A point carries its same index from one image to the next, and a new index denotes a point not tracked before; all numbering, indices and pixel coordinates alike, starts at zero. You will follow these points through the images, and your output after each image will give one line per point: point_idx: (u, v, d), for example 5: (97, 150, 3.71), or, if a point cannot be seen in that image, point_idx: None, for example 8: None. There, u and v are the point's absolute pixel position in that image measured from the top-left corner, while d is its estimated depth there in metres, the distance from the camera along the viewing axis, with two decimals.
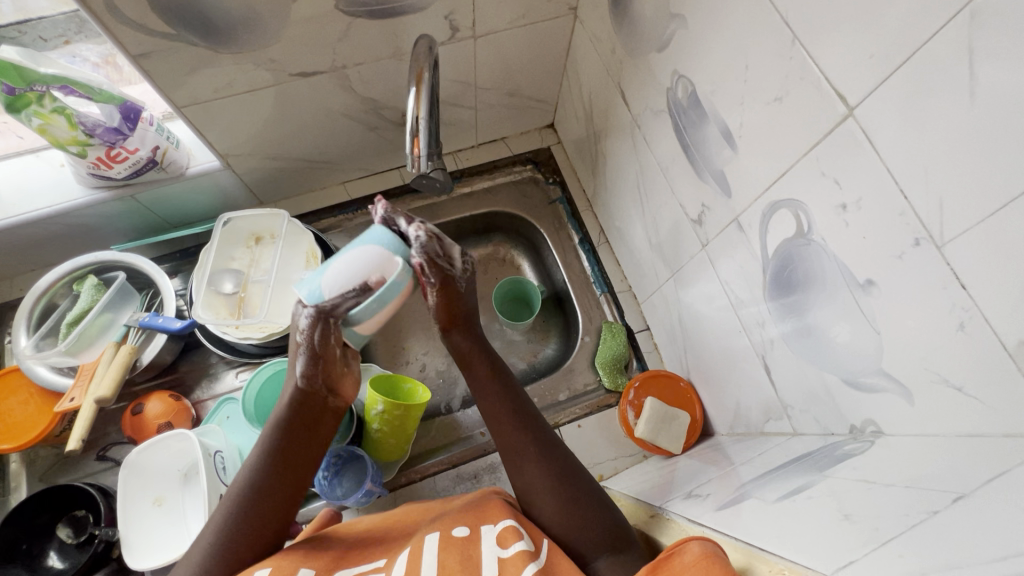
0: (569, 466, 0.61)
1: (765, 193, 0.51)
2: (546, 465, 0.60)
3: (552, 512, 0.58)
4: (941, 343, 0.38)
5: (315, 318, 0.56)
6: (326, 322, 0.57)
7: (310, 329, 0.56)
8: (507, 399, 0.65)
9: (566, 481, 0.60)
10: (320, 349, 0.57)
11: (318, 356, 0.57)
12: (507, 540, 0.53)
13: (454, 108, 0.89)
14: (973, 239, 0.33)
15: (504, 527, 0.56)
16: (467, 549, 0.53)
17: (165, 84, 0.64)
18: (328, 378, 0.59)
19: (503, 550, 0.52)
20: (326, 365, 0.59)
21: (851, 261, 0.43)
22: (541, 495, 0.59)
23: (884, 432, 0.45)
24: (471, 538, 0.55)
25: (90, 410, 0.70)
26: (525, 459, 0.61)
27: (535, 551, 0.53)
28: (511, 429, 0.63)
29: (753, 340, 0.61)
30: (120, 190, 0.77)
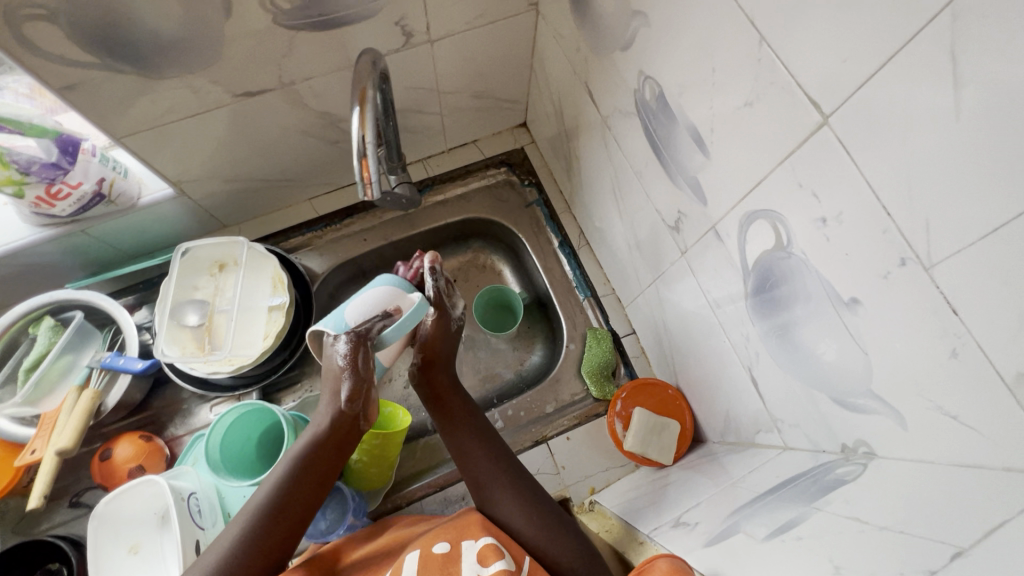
0: (538, 494, 0.67)
1: (741, 202, 0.47)
2: (522, 493, 0.66)
3: (534, 531, 0.63)
4: (934, 369, 0.35)
5: (355, 342, 0.64)
6: (365, 346, 0.65)
7: (352, 353, 0.64)
8: (478, 432, 0.72)
9: (540, 508, 0.66)
10: (362, 370, 0.65)
11: (361, 379, 0.64)
12: (488, 558, 0.55)
13: (418, 115, 0.85)
14: (963, 262, 0.30)
15: (484, 544, 0.58)
16: (447, 568, 0.55)
17: (100, 115, 0.60)
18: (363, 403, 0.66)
19: (483, 569, 0.54)
20: (364, 388, 0.65)
21: (835, 278, 0.40)
22: (514, 520, 0.64)
23: (876, 454, 0.42)
24: (451, 554, 0.57)
25: (51, 463, 0.66)
26: (500, 491, 0.67)
27: (516, 570, 0.55)
28: (485, 464, 0.69)
29: (739, 351, 0.58)
30: (68, 226, 0.73)
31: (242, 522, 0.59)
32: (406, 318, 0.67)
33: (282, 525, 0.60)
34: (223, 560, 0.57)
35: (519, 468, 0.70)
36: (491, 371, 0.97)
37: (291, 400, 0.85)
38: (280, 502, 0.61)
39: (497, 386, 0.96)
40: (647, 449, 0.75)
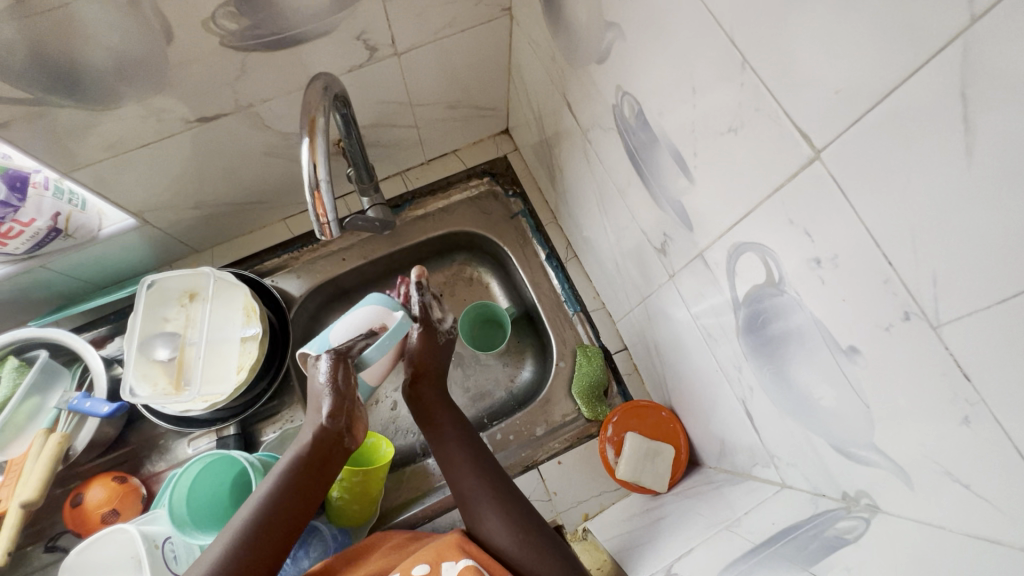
0: (527, 512, 0.64)
1: (729, 232, 0.43)
2: (508, 509, 0.63)
3: (519, 549, 0.60)
4: (942, 432, 0.31)
5: (336, 358, 0.63)
6: (344, 363, 0.64)
7: (333, 368, 0.62)
8: (465, 446, 0.69)
9: (526, 525, 0.62)
10: (344, 387, 0.63)
11: (342, 396, 0.63)
12: None
13: (392, 128, 0.80)
14: (974, 325, 0.27)
15: (464, 567, 0.55)
16: None
17: (43, 152, 0.56)
18: (348, 419, 0.63)
19: None
20: (349, 403, 0.63)
21: (830, 323, 0.36)
22: (501, 539, 0.61)
23: (880, 507, 0.39)
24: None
25: (16, 516, 0.64)
26: (485, 506, 0.63)
27: None
28: (470, 475, 0.66)
29: (732, 382, 0.55)
30: (26, 263, 0.69)
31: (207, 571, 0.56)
32: (387, 338, 0.66)
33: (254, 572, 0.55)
34: None
35: (506, 480, 0.66)
36: (480, 390, 0.94)
37: (272, 431, 0.81)
38: (247, 550, 0.55)
39: (488, 405, 0.92)
40: (641, 476, 0.71)
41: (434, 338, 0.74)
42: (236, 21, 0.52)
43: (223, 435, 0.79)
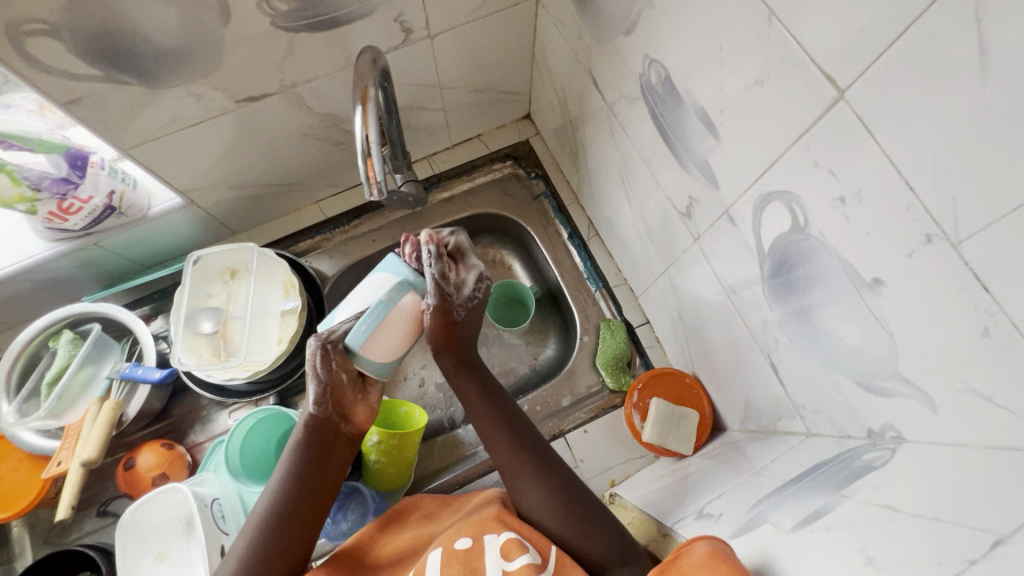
0: (570, 483, 0.65)
1: (756, 184, 0.46)
2: (547, 485, 0.64)
3: (565, 525, 0.61)
4: (964, 349, 0.33)
5: (317, 347, 0.63)
6: (327, 351, 0.63)
7: (316, 359, 0.63)
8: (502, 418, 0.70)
9: (569, 497, 0.63)
10: (330, 378, 0.64)
11: (327, 385, 0.64)
12: (512, 553, 0.56)
13: (422, 112, 0.84)
14: (992, 237, 0.29)
15: (506, 538, 0.58)
16: (471, 561, 0.56)
17: (106, 129, 0.60)
18: (339, 406, 0.65)
19: (507, 563, 0.55)
20: (338, 393, 0.65)
21: (855, 258, 0.38)
22: (544, 510, 0.63)
23: (905, 437, 0.41)
24: (474, 550, 0.57)
25: (77, 474, 0.67)
26: (525, 483, 0.65)
27: (542, 563, 0.55)
28: (507, 450, 0.67)
29: (757, 337, 0.57)
30: (82, 240, 0.74)
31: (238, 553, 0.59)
32: (364, 322, 0.62)
33: (285, 560, 0.59)
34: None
35: (547, 454, 0.67)
36: (505, 367, 0.97)
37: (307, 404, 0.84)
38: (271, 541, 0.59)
39: (513, 381, 0.95)
40: (667, 439, 0.74)
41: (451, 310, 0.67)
42: (287, 2, 0.56)
43: (262, 405, 0.82)
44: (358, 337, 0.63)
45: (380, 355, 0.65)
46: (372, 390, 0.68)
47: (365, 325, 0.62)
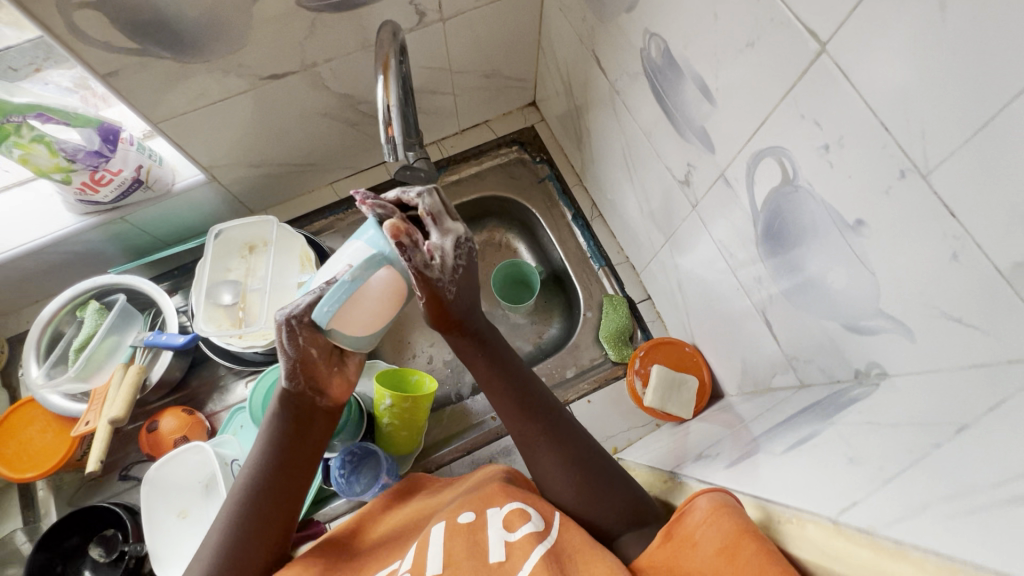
0: (584, 451, 0.63)
1: (750, 143, 0.49)
2: (561, 453, 0.63)
3: (578, 491, 0.61)
4: (938, 275, 0.36)
5: (281, 326, 0.60)
6: (293, 332, 0.60)
7: (283, 338, 0.60)
8: (513, 386, 0.67)
9: (581, 465, 0.62)
10: (300, 356, 0.62)
11: (298, 362, 0.62)
12: (514, 523, 0.55)
13: (433, 96, 0.88)
14: (955, 165, 0.32)
15: (510, 509, 0.57)
16: (473, 536, 0.55)
17: (139, 102, 0.64)
18: (313, 381, 0.65)
19: (510, 533, 0.54)
20: (310, 370, 0.64)
21: (840, 202, 0.42)
22: (558, 478, 0.62)
23: (888, 373, 0.44)
24: (477, 523, 0.56)
25: (105, 432, 0.70)
26: (538, 452, 0.64)
27: (545, 531, 0.54)
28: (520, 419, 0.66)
29: (753, 297, 0.60)
30: (110, 213, 0.78)
31: (218, 528, 0.61)
32: (325, 302, 0.58)
33: (265, 537, 0.61)
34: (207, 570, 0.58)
35: (561, 422, 0.65)
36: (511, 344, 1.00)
37: None
38: (252, 518, 0.60)
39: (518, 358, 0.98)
40: (667, 404, 0.77)
41: (442, 291, 0.62)
42: None
43: None
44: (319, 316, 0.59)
45: (354, 328, 0.62)
46: (347, 364, 0.68)
47: (322, 308, 0.58)
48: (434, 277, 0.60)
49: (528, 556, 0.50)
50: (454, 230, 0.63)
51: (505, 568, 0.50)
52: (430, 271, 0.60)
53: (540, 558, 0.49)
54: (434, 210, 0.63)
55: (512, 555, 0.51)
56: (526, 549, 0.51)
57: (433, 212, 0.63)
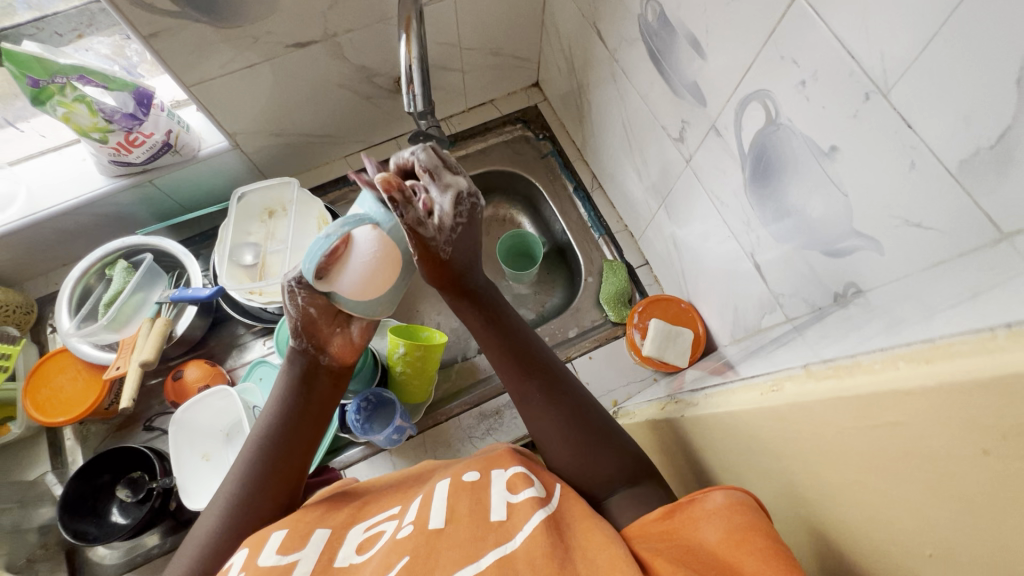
0: (579, 410, 0.63)
1: (737, 89, 0.55)
2: (556, 411, 0.63)
3: (570, 449, 0.61)
4: (899, 185, 0.41)
5: (286, 287, 0.64)
6: (298, 292, 0.64)
7: (290, 299, 0.64)
8: (511, 345, 0.67)
9: (576, 423, 0.62)
10: (304, 316, 0.65)
11: (302, 321, 0.65)
12: (518, 486, 0.50)
13: (444, 72, 0.94)
14: (909, 80, 0.38)
15: (515, 472, 0.52)
16: (477, 493, 0.50)
17: (175, 64, 0.69)
18: (316, 340, 0.67)
19: (512, 494, 0.49)
20: (311, 329, 0.66)
21: (816, 132, 0.47)
22: (552, 436, 0.62)
23: (863, 289, 0.49)
24: (481, 482, 0.51)
25: (136, 374, 0.75)
26: (535, 409, 0.64)
27: (547, 498, 0.49)
28: (517, 379, 0.66)
29: (743, 242, 0.66)
30: (139, 176, 0.82)
31: (228, 492, 0.60)
32: (308, 261, 0.60)
33: (273, 496, 0.60)
34: (217, 526, 0.58)
35: (557, 381, 0.65)
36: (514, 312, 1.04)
37: None
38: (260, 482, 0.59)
39: None
40: (666, 352, 0.81)
41: (436, 250, 0.62)
42: None
43: None
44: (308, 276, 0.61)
45: (348, 291, 0.62)
46: (348, 325, 0.69)
47: (305, 266, 0.59)
48: (428, 235, 0.59)
49: (529, 518, 0.45)
50: (454, 187, 0.62)
51: (505, 528, 0.45)
52: (425, 229, 0.59)
53: (541, 521, 0.44)
54: (429, 166, 0.61)
55: (514, 515, 0.46)
56: (527, 512, 0.46)
57: (428, 168, 0.61)
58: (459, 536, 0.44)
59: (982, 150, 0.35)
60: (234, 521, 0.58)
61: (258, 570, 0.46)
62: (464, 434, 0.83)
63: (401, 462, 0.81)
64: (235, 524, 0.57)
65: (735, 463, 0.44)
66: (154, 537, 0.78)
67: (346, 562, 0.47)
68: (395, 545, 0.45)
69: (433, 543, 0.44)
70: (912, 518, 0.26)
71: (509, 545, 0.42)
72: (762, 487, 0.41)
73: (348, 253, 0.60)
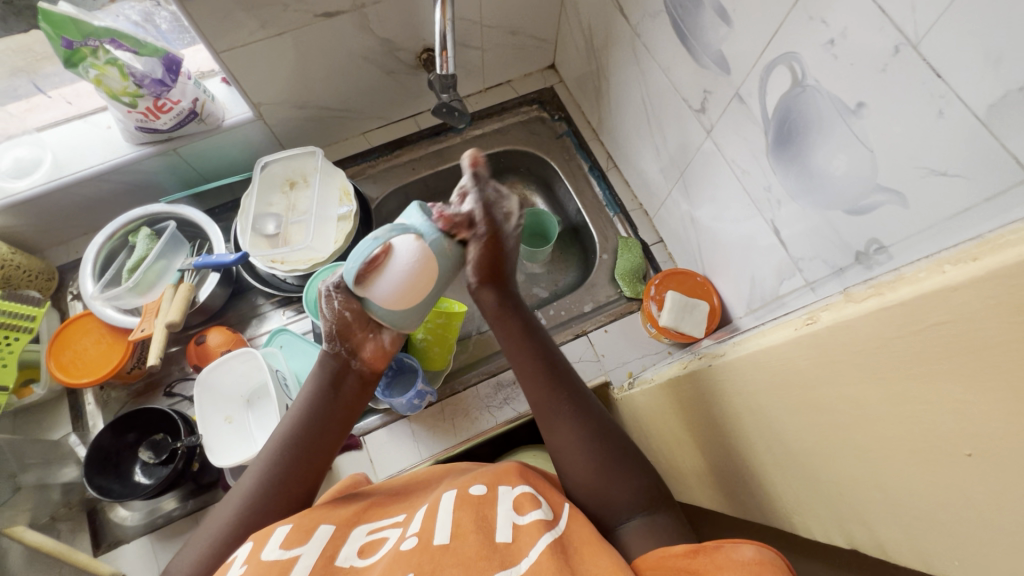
0: (601, 426, 0.62)
1: (764, 53, 0.56)
2: (580, 424, 0.61)
3: (591, 466, 0.59)
4: (926, 135, 0.43)
5: (327, 293, 0.64)
6: (343, 294, 0.65)
7: (328, 304, 0.64)
8: (539, 356, 0.66)
9: (600, 438, 0.60)
10: (342, 320, 0.65)
11: (336, 326, 0.65)
12: (524, 507, 0.50)
13: (464, 49, 0.95)
14: (941, 28, 0.39)
15: (522, 492, 0.53)
16: (482, 509, 0.50)
17: (207, 29, 0.70)
18: (349, 343, 0.66)
19: (519, 516, 0.49)
20: (344, 333, 0.66)
21: (843, 90, 0.49)
22: (574, 451, 0.60)
23: (885, 246, 0.51)
24: (488, 497, 0.52)
25: (161, 336, 0.76)
26: (559, 420, 0.62)
27: (553, 521, 0.50)
28: (541, 389, 0.63)
29: (764, 211, 0.67)
30: (164, 144, 0.83)
31: (236, 503, 0.57)
32: (352, 264, 0.63)
33: (282, 505, 0.58)
34: (226, 525, 0.55)
35: (582, 395, 0.64)
36: (528, 290, 1.06)
37: None
38: (270, 485, 0.58)
39: (535, 302, 1.04)
40: (682, 323, 0.83)
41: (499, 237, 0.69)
42: None
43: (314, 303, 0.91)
44: (349, 278, 0.63)
45: (382, 299, 0.64)
46: (382, 330, 0.68)
47: (348, 268, 0.63)
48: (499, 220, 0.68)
49: (534, 543, 0.45)
50: (505, 213, 0.68)
51: (510, 550, 0.45)
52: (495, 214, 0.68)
53: (547, 546, 0.45)
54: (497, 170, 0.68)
55: (519, 538, 0.46)
56: (533, 536, 0.46)
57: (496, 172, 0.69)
58: (465, 551, 0.44)
59: (1011, 91, 0.37)
60: (236, 531, 0.55)
61: (261, 564, 0.45)
62: (482, 404, 0.84)
63: (420, 429, 0.82)
64: (239, 530, 0.55)
65: (764, 402, 0.45)
66: (172, 501, 0.78)
67: (347, 563, 0.47)
68: (399, 556, 0.45)
69: (437, 559, 0.44)
70: (951, 411, 0.28)
71: (515, 570, 0.42)
72: (790, 427, 0.43)
73: (389, 262, 0.63)
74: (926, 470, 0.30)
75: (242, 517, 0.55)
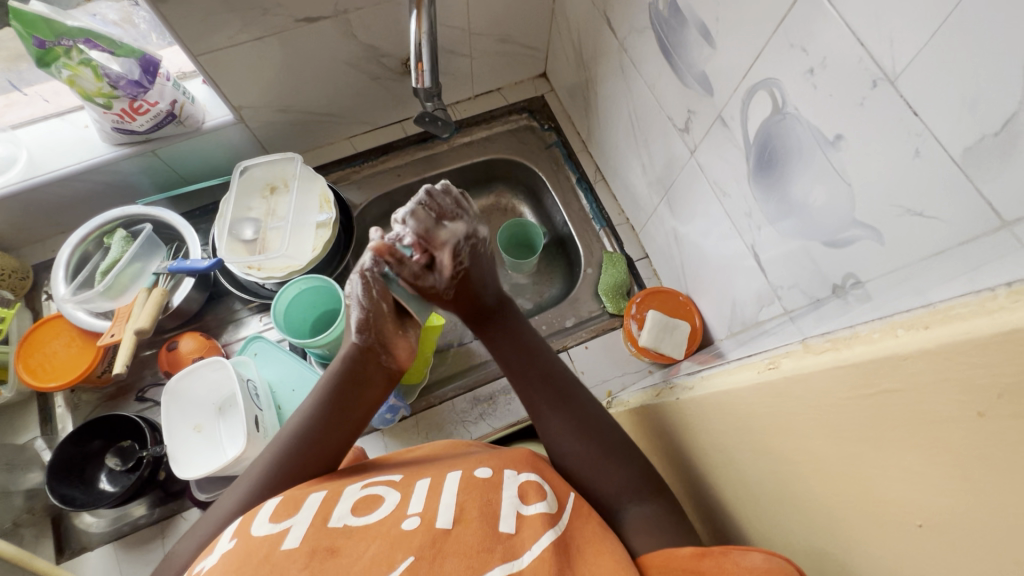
0: (602, 432, 0.60)
1: (746, 77, 0.55)
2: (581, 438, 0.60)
3: (595, 476, 0.57)
4: (901, 174, 0.42)
5: (364, 280, 0.60)
6: (375, 283, 0.60)
7: (363, 292, 0.61)
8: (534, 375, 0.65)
9: (601, 448, 0.59)
10: (379, 309, 0.62)
11: (370, 314, 0.62)
12: (529, 496, 0.49)
13: (452, 56, 0.94)
14: (920, 65, 0.38)
15: (528, 481, 0.51)
16: (488, 493, 0.48)
17: (184, 32, 0.69)
18: (381, 335, 0.63)
19: (523, 505, 0.47)
20: (378, 325, 0.63)
21: (821, 120, 0.47)
22: (579, 466, 0.58)
23: (861, 281, 0.49)
24: (493, 481, 0.50)
25: (130, 343, 0.75)
26: (558, 439, 0.61)
27: (557, 516, 0.48)
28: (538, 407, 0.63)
29: (747, 239, 0.66)
30: (141, 146, 0.82)
31: (247, 485, 0.56)
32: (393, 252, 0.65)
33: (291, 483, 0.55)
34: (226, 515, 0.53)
35: (581, 411, 0.63)
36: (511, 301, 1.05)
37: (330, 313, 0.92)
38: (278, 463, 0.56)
39: None
40: (661, 344, 0.82)
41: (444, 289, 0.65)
42: None
43: None
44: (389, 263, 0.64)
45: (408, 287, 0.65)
46: (414, 328, 0.66)
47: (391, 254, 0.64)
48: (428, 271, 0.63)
49: (537, 540, 0.43)
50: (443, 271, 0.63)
51: (512, 543, 0.43)
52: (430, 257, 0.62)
53: (549, 544, 0.43)
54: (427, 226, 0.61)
55: (522, 530, 0.44)
56: (536, 529, 0.45)
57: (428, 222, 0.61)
58: (468, 539, 0.43)
59: (986, 136, 0.35)
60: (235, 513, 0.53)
61: (250, 539, 0.43)
62: (457, 418, 0.83)
63: (393, 442, 0.81)
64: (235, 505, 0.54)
65: (728, 443, 0.44)
66: (139, 508, 0.77)
67: (341, 522, 0.45)
68: (398, 531, 0.43)
69: (439, 545, 0.42)
70: (903, 479, 0.26)
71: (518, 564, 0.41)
72: (751, 470, 0.41)
73: None
74: (879, 534, 0.29)
75: (247, 498, 0.54)
